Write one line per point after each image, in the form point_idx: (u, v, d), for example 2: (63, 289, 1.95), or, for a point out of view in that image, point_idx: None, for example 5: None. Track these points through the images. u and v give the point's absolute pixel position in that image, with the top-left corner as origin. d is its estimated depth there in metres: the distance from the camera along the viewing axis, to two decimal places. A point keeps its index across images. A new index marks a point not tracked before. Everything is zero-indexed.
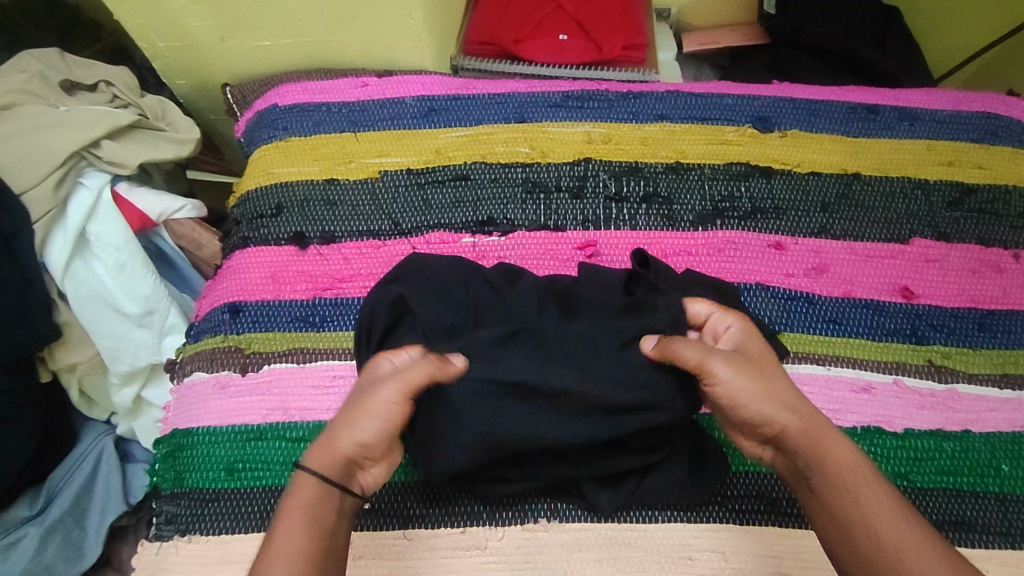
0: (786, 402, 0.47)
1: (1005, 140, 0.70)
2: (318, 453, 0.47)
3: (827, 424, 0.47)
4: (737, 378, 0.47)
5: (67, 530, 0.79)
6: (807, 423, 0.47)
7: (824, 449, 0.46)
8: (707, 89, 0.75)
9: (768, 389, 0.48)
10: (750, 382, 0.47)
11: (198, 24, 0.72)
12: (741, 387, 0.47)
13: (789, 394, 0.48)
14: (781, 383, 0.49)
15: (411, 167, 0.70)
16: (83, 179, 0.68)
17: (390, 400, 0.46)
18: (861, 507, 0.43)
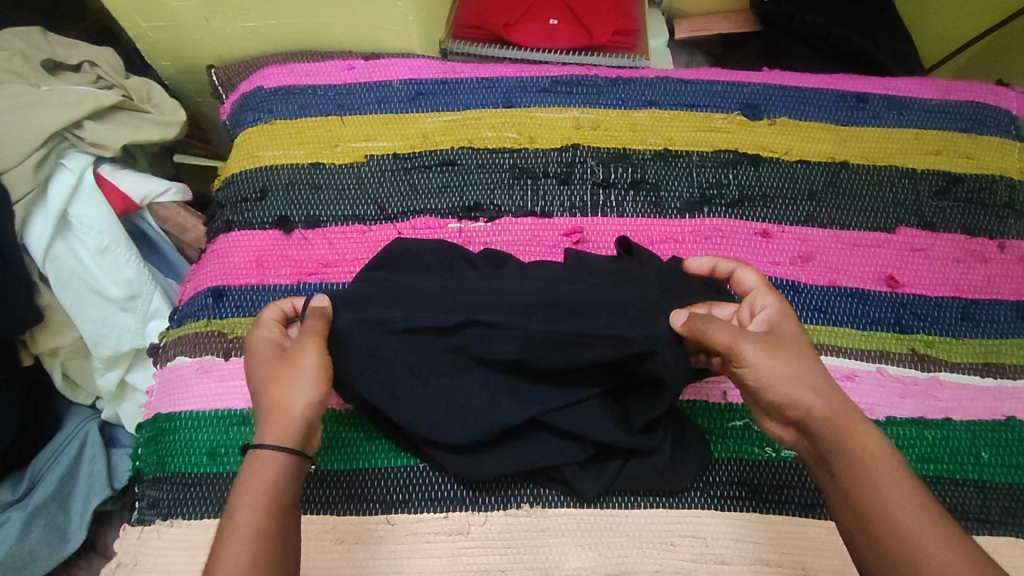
0: (816, 387, 0.48)
1: (992, 130, 0.70)
2: (274, 428, 0.49)
3: (850, 411, 0.48)
4: (770, 358, 0.48)
5: (51, 515, 0.79)
6: (835, 408, 0.48)
7: (844, 437, 0.47)
8: (697, 75, 0.74)
9: (799, 373, 0.48)
10: (784, 365, 0.48)
11: (181, 3, 0.71)
12: (776, 368, 0.48)
13: (820, 379, 0.49)
14: (815, 368, 0.49)
15: (398, 151, 0.69)
16: (64, 160, 0.67)
17: (317, 356, 0.51)
18: (883, 502, 0.44)
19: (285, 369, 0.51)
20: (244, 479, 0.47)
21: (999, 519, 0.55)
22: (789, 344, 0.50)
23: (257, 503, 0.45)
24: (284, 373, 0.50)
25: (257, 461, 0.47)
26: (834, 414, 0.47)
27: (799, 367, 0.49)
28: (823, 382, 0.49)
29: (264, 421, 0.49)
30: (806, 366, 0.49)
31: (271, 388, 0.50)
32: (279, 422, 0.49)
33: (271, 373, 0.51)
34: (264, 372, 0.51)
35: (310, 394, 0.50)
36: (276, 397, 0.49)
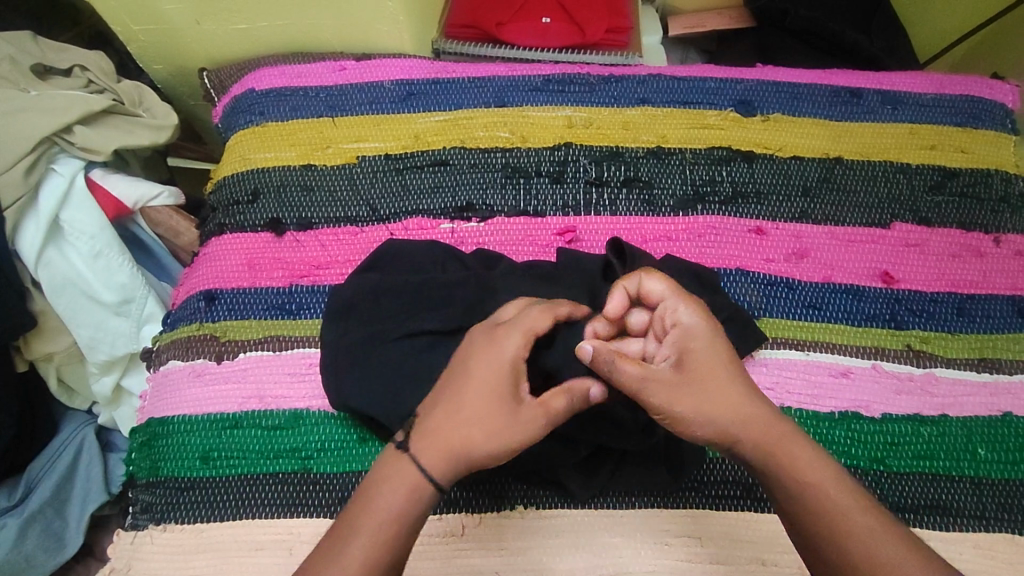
0: (735, 414, 0.45)
1: (988, 124, 0.70)
2: (438, 456, 0.43)
3: (778, 429, 0.45)
4: (678, 400, 0.45)
5: (47, 520, 0.79)
6: (760, 432, 0.45)
7: (777, 463, 0.44)
8: (690, 72, 0.74)
9: (712, 404, 0.45)
10: (694, 403, 0.45)
11: (171, 6, 0.70)
12: (686, 410, 0.45)
13: (736, 402, 0.45)
14: (730, 394, 0.45)
15: (390, 152, 0.69)
16: (55, 165, 0.67)
17: (538, 428, 0.44)
18: (836, 524, 0.42)
19: (483, 411, 0.43)
20: (375, 487, 0.42)
21: (996, 516, 0.54)
22: (700, 372, 0.46)
23: (383, 520, 0.41)
24: (495, 416, 0.43)
25: (395, 474, 0.43)
26: (761, 438, 0.45)
27: (712, 398, 0.45)
28: (744, 405, 0.45)
29: (429, 439, 0.43)
30: (721, 396, 0.45)
31: (460, 421, 0.43)
32: (443, 450, 0.43)
33: (484, 407, 0.44)
34: (487, 396, 0.44)
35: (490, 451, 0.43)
36: (454, 431, 0.43)
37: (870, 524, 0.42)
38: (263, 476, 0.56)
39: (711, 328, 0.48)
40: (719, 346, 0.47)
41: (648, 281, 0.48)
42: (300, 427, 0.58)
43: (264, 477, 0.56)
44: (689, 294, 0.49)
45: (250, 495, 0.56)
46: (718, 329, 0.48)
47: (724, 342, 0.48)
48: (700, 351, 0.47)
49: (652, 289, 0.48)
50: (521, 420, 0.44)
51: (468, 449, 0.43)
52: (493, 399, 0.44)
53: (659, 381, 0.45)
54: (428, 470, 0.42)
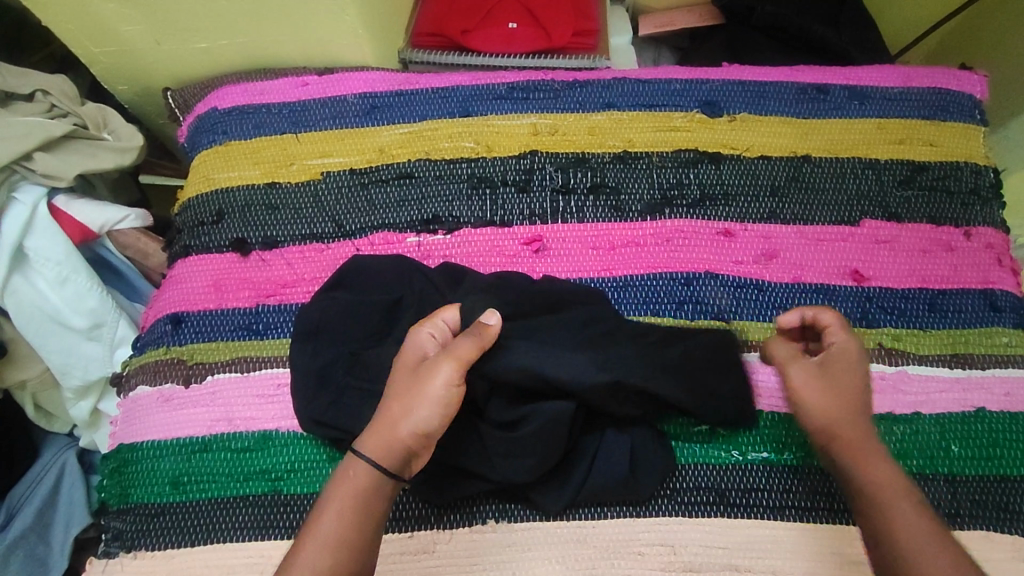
0: (844, 416, 0.48)
1: (955, 116, 0.69)
2: (376, 438, 0.46)
3: (876, 441, 0.47)
4: (796, 386, 0.50)
5: (31, 546, 0.78)
6: (859, 438, 0.47)
7: (857, 465, 0.46)
8: (656, 74, 0.73)
9: (839, 404, 0.48)
10: (813, 398, 0.49)
11: (130, 28, 0.70)
12: (802, 399, 0.49)
13: (857, 411, 0.48)
14: (851, 403, 0.48)
15: (354, 167, 0.68)
16: (17, 193, 0.67)
17: (446, 383, 0.46)
18: (884, 522, 0.43)
19: (400, 385, 0.47)
20: (339, 477, 0.45)
21: (972, 513, 0.54)
22: (831, 384, 0.49)
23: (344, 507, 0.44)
24: (409, 388, 0.47)
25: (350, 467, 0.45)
26: (855, 444, 0.47)
27: (840, 400, 0.48)
28: (860, 413, 0.48)
29: (368, 430, 0.46)
30: (841, 400, 0.48)
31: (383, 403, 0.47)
32: (379, 435, 0.46)
33: (396, 386, 0.47)
34: (403, 379, 0.48)
35: (426, 417, 0.45)
36: (382, 417, 0.46)
37: (928, 536, 0.42)
38: (233, 499, 0.56)
39: (857, 353, 0.50)
40: (862, 367, 0.50)
41: (822, 311, 0.52)
42: (270, 449, 0.57)
43: (234, 500, 0.56)
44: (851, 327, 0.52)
45: (222, 520, 0.56)
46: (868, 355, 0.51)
47: (867, 368, 0.50)
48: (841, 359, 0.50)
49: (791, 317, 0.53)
50: (425, 383, 0.46)
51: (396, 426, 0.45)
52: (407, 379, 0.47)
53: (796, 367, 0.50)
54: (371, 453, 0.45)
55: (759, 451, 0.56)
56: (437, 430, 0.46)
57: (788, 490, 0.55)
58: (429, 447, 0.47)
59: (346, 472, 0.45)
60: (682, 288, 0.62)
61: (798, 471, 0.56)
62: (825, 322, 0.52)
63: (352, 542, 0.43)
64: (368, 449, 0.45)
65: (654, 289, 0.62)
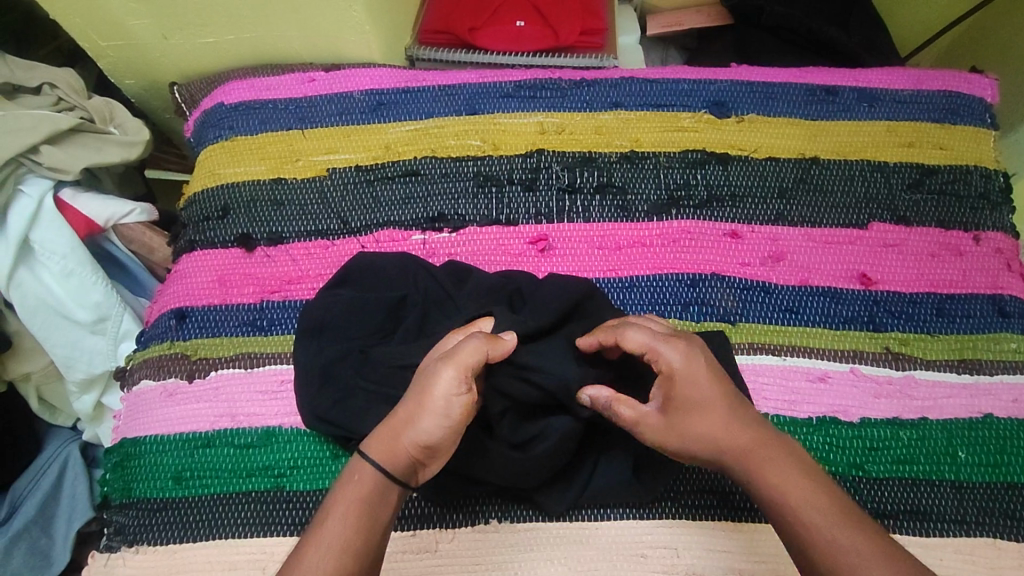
0: (722, 438, 0.45)
1: (966, 120, 0.68)
2: (381, 443, 0.45)
3: (762, 443, 0.45)
4: (662, 435, 0.46)
5: (33, 539, 0.79)
6: (749, 445, 0.45)
7: (756, 481, 0.44)
8: (664, 74, 0.73)
9: (707, 427, 0.45)
10: (680, 433, 0.46)
11: (137, 22, 0.70)
12: (674, 443, 0.46)
13: (729, 423, 0.45)
14: (722, 418, 0.45)
15: (360, 163, 0.68)
16: (23, 186, 0.67)
17: (449, 394, 0.44)
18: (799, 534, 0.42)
19: (412, 390, 0.47)
20: (343, 482, 0.45)
21: (978, 520, 0.53)
22: (692, 410, 0.46)
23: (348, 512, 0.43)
24: (416, 394, 0.46)
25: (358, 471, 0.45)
26: (744, 458, 0.45)
27: (709, 422, 0.45)
28: (733, 425, 0.45)
29: (377, 433, 0.47)
30: (714, 422, 0.45)
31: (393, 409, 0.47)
32: (384, 440, 0.46)
33: (408, 391, 0.47)
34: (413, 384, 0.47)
35: (430, 426, 0.45)
36: (390, 422, 0.46)
37: (853, 544, 0.40)
38: (235, 495, 0.56)
39: (696, 363, 0.46)
40: (708, 376, 0.46)
41: (630, 331, 0.48)
42: (273, 445, 0.57)
43: (236, 497, 0.56)
44: (673, 335, 0.48)
45: (223, 516, 0.55)
46: (707, 358, 0.47)
47: (714, 369, 0.46)
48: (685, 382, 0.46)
49: (632, 338, 0.47)
50: (427, 391, 0.45)
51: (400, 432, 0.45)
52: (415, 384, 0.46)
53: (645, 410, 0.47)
54: (376, 456, 0.45)
55: None
56: (440, 440, 0.45)
57: None
58: (438, 454, 0.46)
59: (351, 478, 0.45)
60: (688, 289, 0.62)
61: None
62: (640, 343, 0.47)
63: (356, 548, 0.42)
64: (373, 454, 0.45)
65: (661, 290, 0.62)
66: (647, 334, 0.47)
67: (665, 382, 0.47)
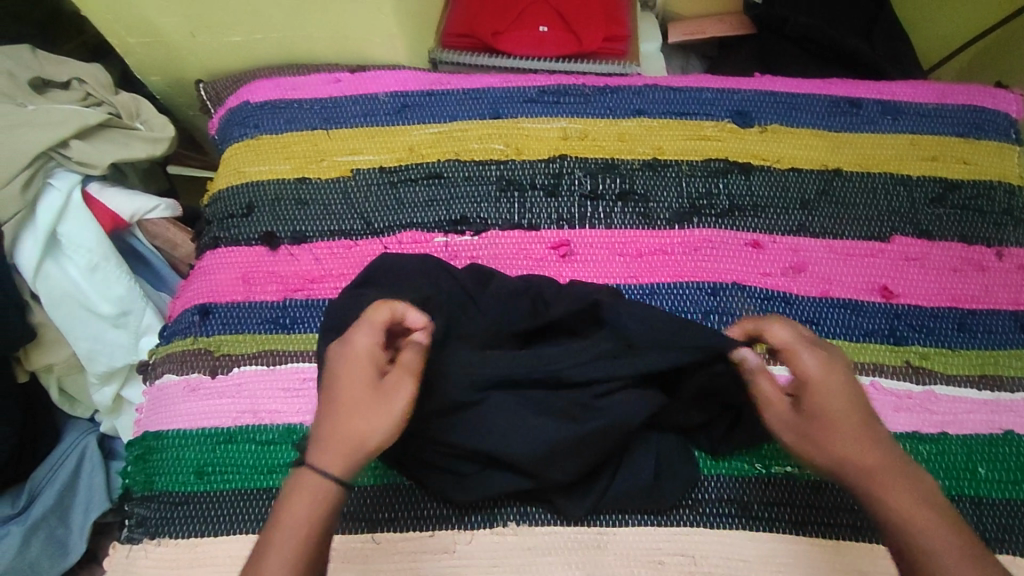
0: (846, 451, 0.43)
1: (991, 134, 0.68)
2: (336, 454, 0.43)
3: (892, 463, 0.43)
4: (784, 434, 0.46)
5: (51, 528, 0.80)
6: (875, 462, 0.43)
7: (882, 502, 0.42)
8: (687, 83, 0.73)
9: (836, 437, 0.44)
10: (807, 437, 0.45)
11: (167, 20, 0.71)
12: (797, 448, 0.45)
13: (862, 438, 0.43)
14: (849, 432, 0.43)
15: (384, 165, 0.69)
16: (52, 179, 0.67)
17: (410, 400, 0.45)
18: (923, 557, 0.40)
19: (362, 399, 0.45)
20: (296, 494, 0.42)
21: (998, 537, 0.53)
22: (821, 419, 0.44)
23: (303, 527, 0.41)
24: (368, 401, 0.45)
25: (303, 477, 0.43)
26: (869, 474, 0.42)
27: (838, 432, 0.44)
28: (863, 440, 0.43)
29: (321, 441, 0.44)
30: (839, 434, 0.44)
31: (341, 416, 0.44)
32: (338, 446, 0.44)
33: (355, 397, 0.45)
34: (355, 388, 0.45)
35: (391, 432, 0.44)
36: (340, 427, 0.44)
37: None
38: (256, 491, 0.57)
39: (836, 374, 0.46)
40: (847, 385, 0.45)
41: (772, 328, 0.48)
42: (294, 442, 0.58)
43: (257, 493, 0.57)
44: (815, 342, 0.47)
45: (244, 511, 0.56)
46: (846, 368, 0.46)
47: (852, 381, 0.46)
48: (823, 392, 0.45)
49: (776, 335, 0.47)
50: (387, 397, 0.45)
51: (361, 437, 0.44)
52: (361, 389, 0.45)
53: (774, 411, 0.47)
54: (332, 465, 0.43)
55: (783, 465, 0.56)
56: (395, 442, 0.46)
57: (811, 505, 0.55)
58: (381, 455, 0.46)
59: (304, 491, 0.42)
60: (709, 297, 0.62)
61: (822, 487, 0.55)
62: (783, 341, 0.47)
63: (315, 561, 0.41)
64: (327, 466, 0.43)
65: (682, 298, 0.62)
66: (789, 335, 0.47)
67: (800, 389, 0.46)
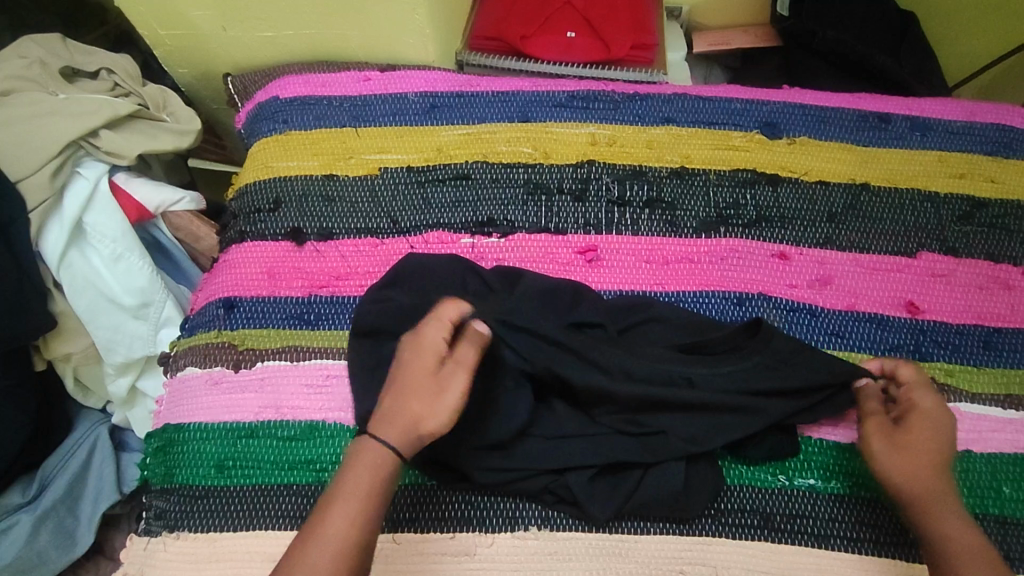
0: (920, 471, 0.50)
1: (1018, 154, 0.69)
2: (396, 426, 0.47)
3: (952, 499, 0.49)
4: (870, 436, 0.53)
5: (60, 518, 0.79)
6: (938, 489, 0.49)
7: (930, 517, 0.49)
8: (716, 93, 0.73)
9: (917, 457, 0.50)
10: (892, 447, 0.52)
11: (200, 13, 0.71)
12: (879, 451, 0.52)
13: (937, 468, 0.50)
14: (930, 459, 0.50)
15: (412, 164, 0.69)
16: (80, 169, 0.68)
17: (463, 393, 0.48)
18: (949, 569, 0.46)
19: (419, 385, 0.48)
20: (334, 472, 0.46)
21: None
22: (912, 440, 0.51)
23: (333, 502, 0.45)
24: (427, 388, 0.48)
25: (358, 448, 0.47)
26: (923, 494, 0.49)
27: (921, 454, 0.51)
28: (936, 470, 0.50)
29: (384, 418, 0.47)
30: (921, 457, 0.50)
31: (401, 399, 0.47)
32: (398, 423, 0.47)
33: (412, 385, 0.48)
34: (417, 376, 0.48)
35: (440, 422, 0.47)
36: (400, 403, 0.47)
37: None
38: (276, 487, 0.56)
39: (942, 417, 0.52)
40: (946, 429, 0.52)
41: (905, 365, 0.55)
42: (316, 439, 0.58)
43: (277, 489, 0.56)
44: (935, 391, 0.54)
45: (264, 507, 0.56)
46: (951, 417, 0.53)
47: (952, 429, 0.52)
48: (920, 425, 0.52)
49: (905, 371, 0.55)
50: (446, 381, 0.48)
51: (419, 419, 0.47)
52: (423, 378, 0.48)
53: (874, 420, 0.53)
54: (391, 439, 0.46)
55: (806, 477, 0.56)
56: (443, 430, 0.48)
57: (835, 519, 0.55)
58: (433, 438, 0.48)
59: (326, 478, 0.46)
60: (735, 307, 0.62)
61: (845, 501, 0.55)
62: (904, 377, 0.55)
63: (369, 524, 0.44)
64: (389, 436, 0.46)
65: (708, 307, 0.62)
66: (914, 374, 0.55)
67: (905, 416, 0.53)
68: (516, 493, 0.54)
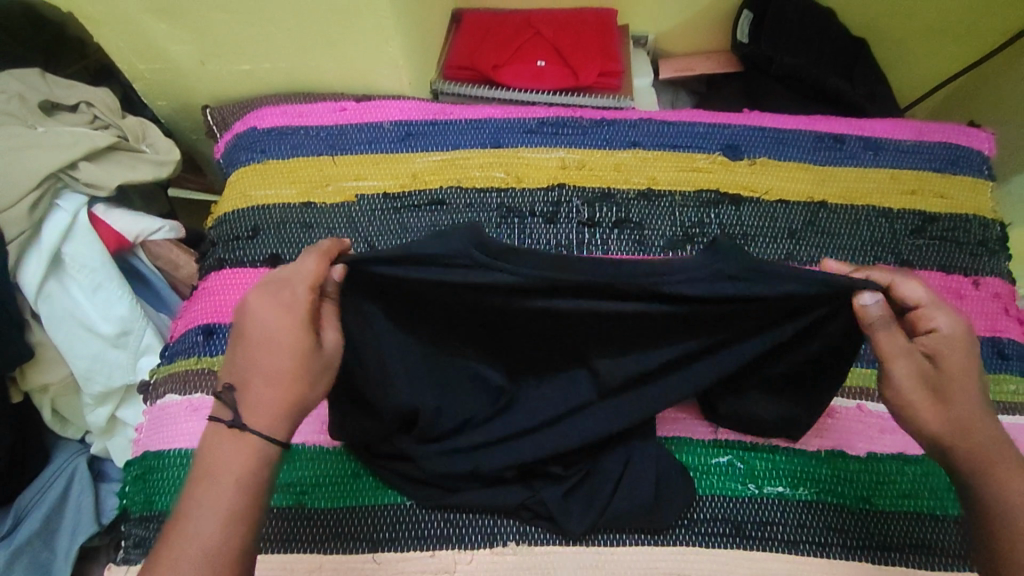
0: (965, 425, 0.46)
1: (964, 170, 0.73)
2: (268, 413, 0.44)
3: (995, 441, 0.46)
4: (911, 394, 0.46)
5: (35, 552, 0.78)
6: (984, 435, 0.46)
7: (988, 475, 0.46)
8: (680, 116, 0.77)
9: (959, 406, 0.46)
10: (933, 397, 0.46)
11: (178, 48, 0.73)
12: (925, 409, 0.46)
13: (978, 410, 0.46)
14: (971, 403, 0.46)
15: (388, 191, 0.71)
16: (59, 201, 0.69)
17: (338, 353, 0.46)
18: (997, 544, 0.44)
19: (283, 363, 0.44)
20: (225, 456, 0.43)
21: None
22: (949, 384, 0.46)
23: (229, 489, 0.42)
24: (295, 364, 0.44)
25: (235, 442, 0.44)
26: (979, 447, 0.46)
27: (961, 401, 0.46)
28: (978, 412, 0.46)
29: (248, 401, 0.44)
30: (965, 405, 0.46)
31: (268, 378, 0.44)
32: (266, 406, 0.44)
33: (271, 365, 0.44)
34: (277, 349, 0.44)
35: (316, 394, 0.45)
36: (263, 388, 0.44)
37: None
38: None
39: (965, 336, 0.46)
40: (970, 351, 0.46)
41: (909, 284, 0.46)
42: (296, 462, 0.58)
43: None
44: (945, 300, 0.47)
45: None
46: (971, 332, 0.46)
47: (975, 348, 0.46)
48: (952, 360, 0.46)
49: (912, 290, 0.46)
50: (319, 353, 0.45)
51: (290, 403, 0.44)
52: (286, 352, 0.44)
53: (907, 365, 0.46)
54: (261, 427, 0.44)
55: (775, 485, 0.58)
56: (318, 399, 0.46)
57: (804, 525, 0.56)
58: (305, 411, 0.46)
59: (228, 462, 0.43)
60: None
61: (813, 507, 0.57)
62: (916, 299, 0.46)
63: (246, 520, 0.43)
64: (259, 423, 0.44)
65: None
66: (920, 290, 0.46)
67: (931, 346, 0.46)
68: (494, 510, 0.55)
